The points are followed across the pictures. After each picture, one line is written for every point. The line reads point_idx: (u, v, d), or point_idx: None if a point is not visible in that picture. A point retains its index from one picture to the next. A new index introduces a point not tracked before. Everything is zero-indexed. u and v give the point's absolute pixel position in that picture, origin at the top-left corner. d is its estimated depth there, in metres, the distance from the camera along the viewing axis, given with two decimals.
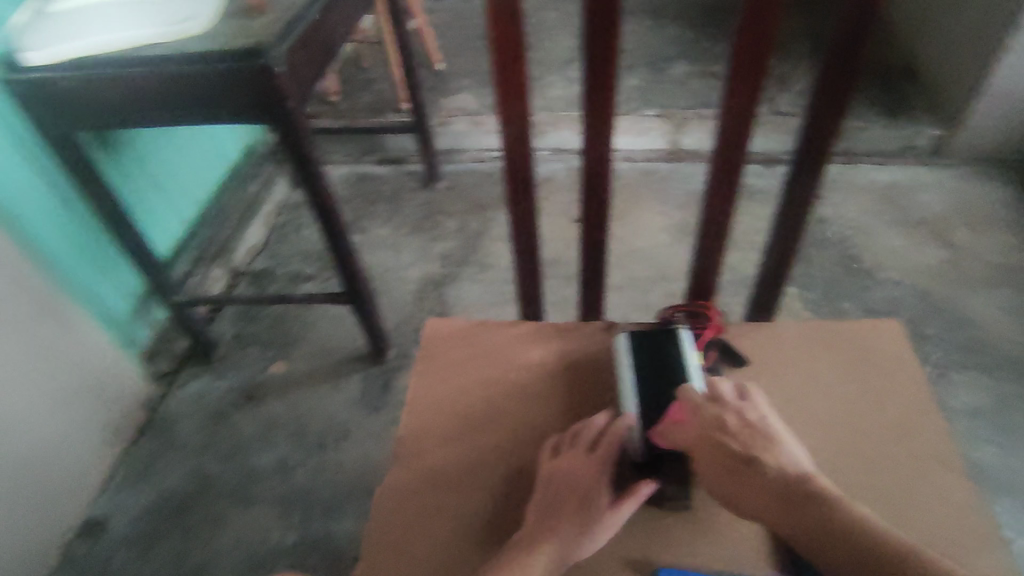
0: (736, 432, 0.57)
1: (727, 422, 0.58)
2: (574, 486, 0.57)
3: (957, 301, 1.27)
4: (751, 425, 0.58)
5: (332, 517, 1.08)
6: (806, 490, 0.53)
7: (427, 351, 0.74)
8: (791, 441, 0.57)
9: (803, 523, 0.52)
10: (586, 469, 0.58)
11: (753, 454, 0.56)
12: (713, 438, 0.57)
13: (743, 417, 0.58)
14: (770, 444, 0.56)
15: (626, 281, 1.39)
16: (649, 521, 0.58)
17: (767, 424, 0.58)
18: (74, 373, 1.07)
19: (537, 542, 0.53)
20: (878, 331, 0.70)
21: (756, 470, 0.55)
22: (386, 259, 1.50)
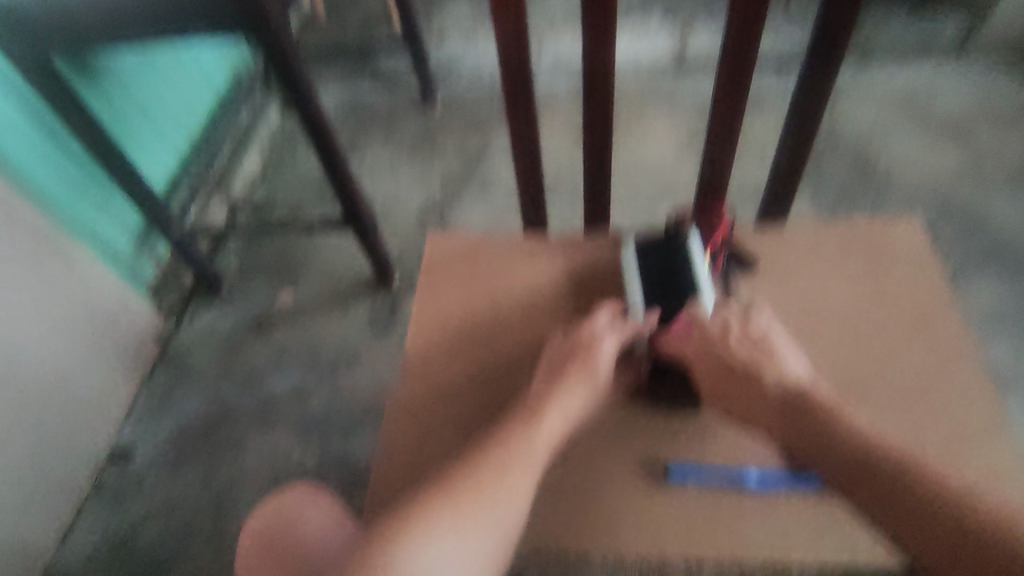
0: (737, 344, 0.57)
1: (728, 333, 0.57)
2: (585, 362, 0.57)
3: (974, 203, 1.23)
4: (751, 338, 0.57)
5: (350, 437, 1.11)
6: (804, 399, 0.53)
7: (430, 266, 0.73)
8: (793, 354, 0.56)
9: (799, 432, 0.52)
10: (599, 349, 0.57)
11: (753, 363, 0.55)
12: (710, 349, 0.57)
13: (746, 329, 0.57)
14: (773, 355, 0.56)
15: (632, 196, 1.35)
16: (658, 423, 0.58)
17: (771, 336, 0.57)
18: (81, 309, 1.08)
19: (539, 412, 0.54)
20: (894, 230, 0.67)
21: (755, 381, 0.55)
22: (386, 185, 1.46)
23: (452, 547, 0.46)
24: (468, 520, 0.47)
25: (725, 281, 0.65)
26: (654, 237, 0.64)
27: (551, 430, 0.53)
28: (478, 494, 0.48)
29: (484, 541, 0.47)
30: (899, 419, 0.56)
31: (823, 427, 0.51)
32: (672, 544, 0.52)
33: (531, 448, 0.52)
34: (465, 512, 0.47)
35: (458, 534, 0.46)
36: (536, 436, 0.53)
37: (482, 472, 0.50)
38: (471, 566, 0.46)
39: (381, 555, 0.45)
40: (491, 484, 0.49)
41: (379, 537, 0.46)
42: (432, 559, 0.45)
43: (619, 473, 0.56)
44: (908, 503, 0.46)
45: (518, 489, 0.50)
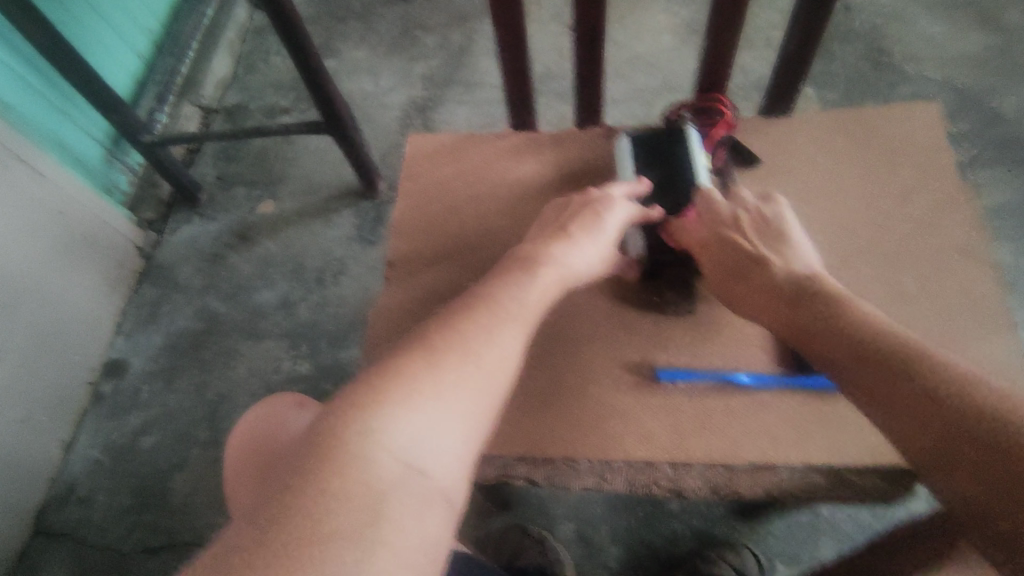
0: (747, 228, 0.54)
1: (738, 218, 0.54)
2: (590, 220, 0.54)
3: (990, 94, 1.17)
4: (764, 221, 0.54)
5: (342, 346, 1.11)
6: (818, 286, 0.48)
7: (411, 170, 0.68)
8: (804, 242, 0.53)
9: (810, 317, 0.47)
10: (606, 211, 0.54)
11: (763, 251, 0.52)
12: (719, 235, 0.54)
13: (757, 216, 0.54)
14: (784, 243, 0.53)
15: (628, 93, 1.27)
16: (650, 327, 0.56)
17: (783, 221, 0.54)
18: (55, 224, 1.03)
19: (536, 266, 0.51)
20: (909, 119, 0.63)
21: (766, 267, 0.51)
22: (366, 85, 1.37)
23: (431, 411, 0.41)
24: (451, 379, 0.42)
25: (725, 176, 0.62)
26: (649, 132, 0.62)
27: (547, 283, 0.50)
28: (461, 352, 0.44)
29: (466, 405, 0.42)
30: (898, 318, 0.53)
31: (834, 311, 0.46)
32: (664, 444, 0.51)
33: (523, 309, 0.48)
34: (446, 372, 0.42)
35: (438, 395, 0.41)
36: (530, 290, 0.49)
37: (466, 332, 0.45)
38: (451, 430, 0.41)
39: (351, 414, 0.39)
40: (479, 346, 0.45)
41: (349, 394, 0.41)
42: (409, 417, 0.40)
43: (611, 376, 0.55)
44: (928, 393, 0.40)
45: (506, 352, 0.45)
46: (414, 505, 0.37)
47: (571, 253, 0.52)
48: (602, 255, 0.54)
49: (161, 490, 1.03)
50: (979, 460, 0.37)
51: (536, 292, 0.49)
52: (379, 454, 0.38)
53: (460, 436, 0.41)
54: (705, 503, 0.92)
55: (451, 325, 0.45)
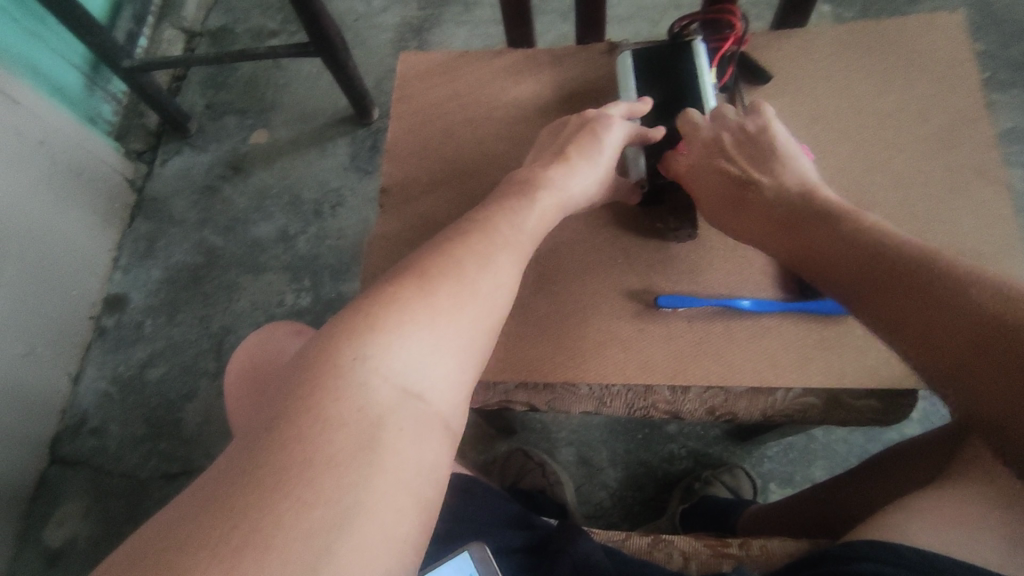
0: (736, 150, 0.54)
1: (724, 140, 0.54)
2: (587, 142, 0.53)
3: (1018, 7, 1.10)
4: (750, 140, 0.54)
5: (342, 279, 1.11)
6: (807, 207, 0.49)
7: (403, 90, 0.65)
8: (800, 157, 0.52)
9: (804, 240, 0.48)
10: (604, 131, 0.53)
11: (753, 175, 0.52)
12: (708, 158, 0.54)
13: (742, 132, 0.54)
14: (775, 159, 0.52)
15: (634, 11, 1.20)
16: (652, 253, 0.55)
17: (772, 137, 0.53)
18: (40, 154, 1.01)
19: (533, 190, 0.50)
20: (931, 31, 0.59)
21: (755, 190, 0.52)
22: (355, 4, 1.30)
23: (426, 339, 0.41)
24: (448, 307, 0.42)
25: (732, 95, 0.60)
26: (655, 47, 0.58)
27: (544, 208, 0.50)
28: (456, 280, 0.43)
29: (462, 332, 0.42)
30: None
31: (818, 232, 0.47)
32: (662, 370, 0.52)
33: (519, 234, 0.48)
34: (441, 300, 0.42)
35: (433, 322, 0.41)
36: (526, 215, 0.49)
37: (463, 259, 0.44)
38: (447, 356, 0.41)
39: (346, 339, 0.39)
40: (474, 273, 0.44)
41: (345, 318, 0.41)
42: (404, 345, 0.40)
43: (611, 302, 0.54)
44: (911, 288, 0.40)
45: (502, 280, 0.45)
46: (412, 430, 0.38)
47: (568, 176, 0.51)
48: (601, 177, 0.53)
49: (172, 419, 1.06)
50: (951, 341, 0.37)
51: (532, 217, 0.49)
52: (375, 379, 0.38)
53: (455, 362, 0.41)
54: (702, 425, 0.95)
55: (447, 251, 0.45)
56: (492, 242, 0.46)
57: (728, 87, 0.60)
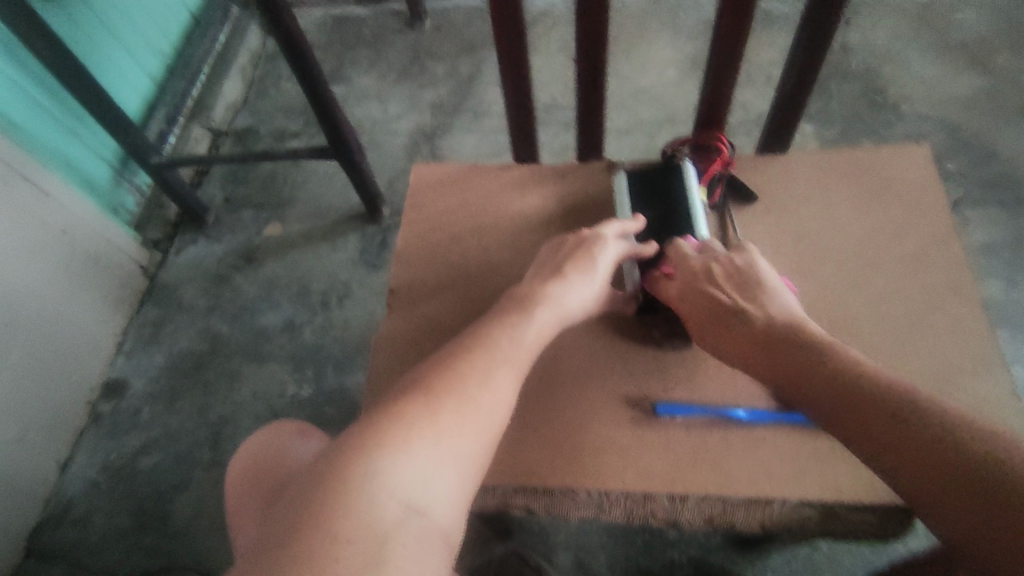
0: (723, 280, 0.55)
1: (713, 271, 0.56)
2: (583, 260, 0.56)
3: (985, 133, 1.19)
4: (738, 272, 0.55)
5: (343, 370, 1.12)
6: (793, 336, 0.49)
7: (414, 199, 0.70)
8: (783, 292, 0.54)
9: (787, 368, 0.48)
10: (599, 250, 0.56)
11: (739, 304, 0.53)
12: (697, 286, 0.55)
13: (730, 265, 0.56)
14: (761, 293, 0.54)
15: (631, 126, 1.30)
16: (647, 360, 0.58)
17: (758, 273, 0.55)
18: (62, 242, 1.05)
19: (532, 306, 0.52)
20: (902, 162, 0.64)
21: (741, 320, 0.52)
22: (373, 112, 1.40)
23: (430, 457, 0.42)
24: (450, 423, 0.43)
25: (720, 212, 0.63)
26: (648, 173, 0.64)
27: (544, 323, 0.52)
28: (459, 396, 0.45)
29: (463, 449, 0.43)
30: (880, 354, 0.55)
31: (806, 359, 0.48)
32: (660, 479, 0.52)
33: (519, 349, 0.50)
34: (444, 417, 0.43)
35: (436, 440, 0.42)
36: (526, 330, 0.51)
37: (466, 376, 0.46)
38: (448, 473, 0.42)
39: (354, 457, 0.40)
40: (477, 389, 0.46)
41: (354, 436, 0.42)
42: (408, 463, 0.41)
43: (608, 403, 0.56)
44: (909, 437, 0.41)
45: (504, 395, 0.47)
46: (415, 552, 0.38)
47: (565, 293, 0.54)
48: (596, 291, 0.56)
49: (158, 512, 1.03)
50: (949, 492, 0.38)
51: (531, 332, 0.51)
52: (380, 498, 0.39)
53: (457, 480, 0.42)
54: (701, 533, 0.92)
55: (452, 366, 0.47)
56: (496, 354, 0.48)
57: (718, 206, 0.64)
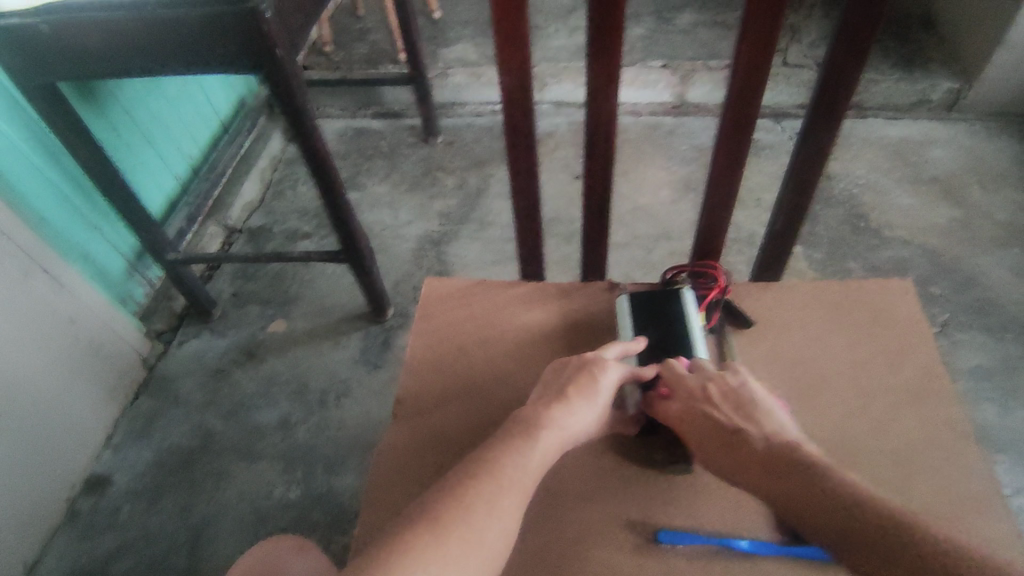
0: (719, 399, 0.57)
1: (709, 391, 0.57)
2: (586, 382, 0.56)
3: (966, 261, 1.25)
4: (733, 391, 0.57)
5: (335, 472, 1.09)
6: (795, 454, 0.50)
7: (425, 310, 0.73)
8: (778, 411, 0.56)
9: (795, 489, 0.48)
10: (602, 372, 0.57)
11: (738, 423, 0.54)
12: (698, 406, 0.56)
13: (724, 384, 0.58)
14: (757, 412, 0.55)
15: (629, 240, 1.36)
16: (650, 484, 0.58)
17: (752, 393, 0.57)
18: (69, 333, 1.06)
19: (538, 431, 0.52)
20: (889, 294, 0.68)
21: (742, 438, 0.53)
22: (384, 217, 1.47)
23: None
24: (457, 557, 0.44)
25: (718, 336, 0.66)
26: (649, 294, 0.66)
27: (548, 448, 0.52)
28: (466, 527, 0.45)
29: None
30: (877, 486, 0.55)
31: (805, 477, 0.48)
32: None
33: (524, 473, 0.50)
34: (452, 549, 0.44)
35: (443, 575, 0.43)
36: (531, 453, 0.51)
37: (473, 502, 0.47)
38: None
39: None
40: (484, 518, 0.46)
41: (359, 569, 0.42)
42: None
43: (612, 529, 0.55)
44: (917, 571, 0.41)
45: (508, 524, 0.47)
46: None
47: (570, 416, 0.54)
48: (599, 412, 0.56)
49: None
50: None
51: (536, 457, 0.51)
52: None
53: None
54: None
55: (458, 493, 0.47)
56: (503, 478, 0.49)
57: (716, 330, 0.67)
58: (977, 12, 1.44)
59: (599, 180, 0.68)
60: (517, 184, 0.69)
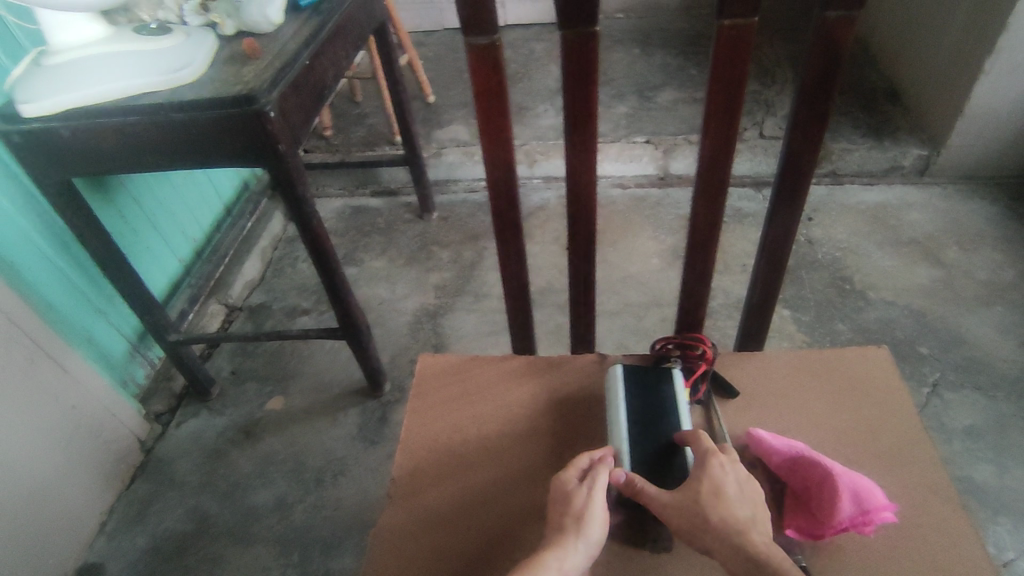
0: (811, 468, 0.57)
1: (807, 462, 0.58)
2: (563, 517, 0.54)
3: (950, 320, 1.28)
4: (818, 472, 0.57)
5: (332, 555, 1.08)
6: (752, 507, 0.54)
7: (419, 387, 0.75)
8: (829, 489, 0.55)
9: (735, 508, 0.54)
10: (571, 495, 0.55)
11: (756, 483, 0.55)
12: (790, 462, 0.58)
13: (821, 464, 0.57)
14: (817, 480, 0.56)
15: (620, 308, 1.40)
16: (645, 565, 0.58)
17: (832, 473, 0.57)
18: (70, 418, 1.07)
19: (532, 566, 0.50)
20: (867, 361, 0.70)
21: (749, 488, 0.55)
22: (381, 292, 1.51)
23: None
24: None
25: (706, 406, 0.68)
26: (638, 369, 0.68)
27: None
28: None
29: None
30: (862, 559, 0.56)
31: (705, 541, 0.52)
32: None
33: None
34: None
35: None
36: None
37: None
38: None
39: None
40: None
41: None
42: None
43: None
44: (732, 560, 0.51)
45: None
46: None
47: (554, 555, 0.52)
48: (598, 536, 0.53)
49: None
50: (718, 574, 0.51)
51: None
52: None
53: None
54: None
55: None
56: None
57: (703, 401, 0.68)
58: (938, 85, 1.54)
59: (583, 259, 0.71)
60: (505, 265, 0.72)
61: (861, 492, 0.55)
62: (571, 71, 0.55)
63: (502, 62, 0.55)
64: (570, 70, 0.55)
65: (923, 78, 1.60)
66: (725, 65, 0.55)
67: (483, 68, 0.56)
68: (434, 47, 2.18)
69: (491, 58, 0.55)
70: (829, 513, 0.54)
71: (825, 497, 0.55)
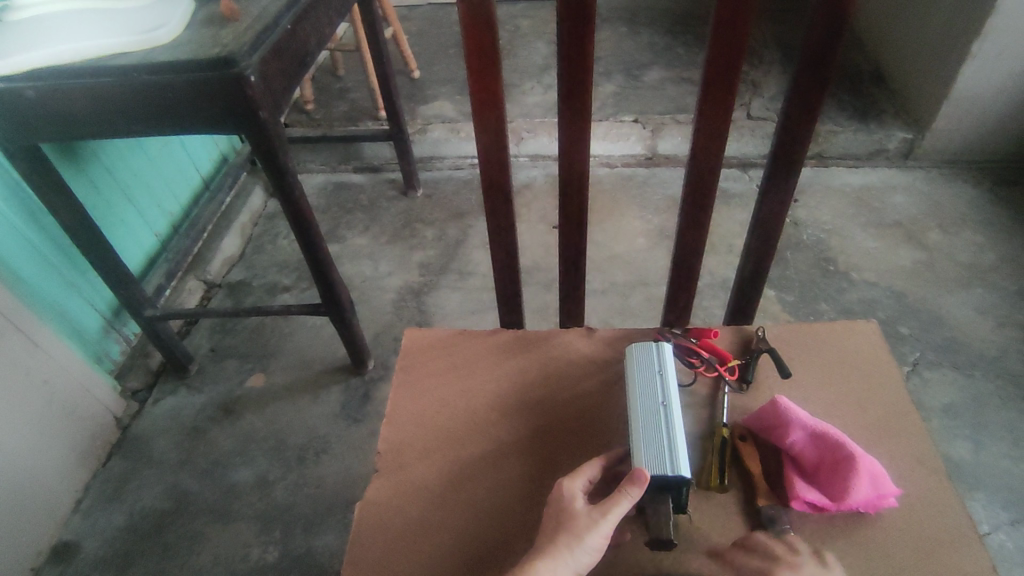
0: (828, 455, 0.57)
1: (826, 442, 0.57)
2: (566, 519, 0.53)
3: (931, 301, 1.30)
4: (833, 454, 0.57)
5: (314, 532, 1.06)
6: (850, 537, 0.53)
7: (406, 361, 0.73)
8: (857, 477, 0.55)
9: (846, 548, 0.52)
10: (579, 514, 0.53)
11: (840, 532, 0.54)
12: (810, 442, 0.58)
13: (835, 447, 0.57)
14: (841, 469, 0.56)
15: (607, 287, 1.39)
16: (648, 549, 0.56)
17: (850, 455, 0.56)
18: (41, 395, 1.04)
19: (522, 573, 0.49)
20: (853, 333, 0.71)
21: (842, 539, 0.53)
22: (364, 270, 1.48)
23: None
24: None
25: (749, 384, 0.67)
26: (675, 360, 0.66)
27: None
28: None
29: None
30: (853, 535, 0.55)
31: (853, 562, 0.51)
32: None
33: None
34: None
35: None
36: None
37: None
38: None
39: None
40: None
41: None
42: None
43: (595, 574, 0.56)
44: None
45: None
46: None
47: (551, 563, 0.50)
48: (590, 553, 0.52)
49: None
50: None
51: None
52: None
53: None
54: None
55: None
56: None
57: (740, 378, 0.67)
58: (925, 67, 1.54)
59: (574, 231, 0.69)
60: (494, 235, 0.71)
61: (880, 477, 0.56)
62: (567, 32, 0.53)
63: (495, 21, 0.53)
64: (566, 30, 0.53)
65: (909, 60, 1.61)
66: (725, 28, 0.53)
67: (475, 25, 0.54)
68: (418, 22, 2.13)
69: (485, 15, 0.53)
70: (848, 492, 0.55)
71: (846, 478, 0.55)
